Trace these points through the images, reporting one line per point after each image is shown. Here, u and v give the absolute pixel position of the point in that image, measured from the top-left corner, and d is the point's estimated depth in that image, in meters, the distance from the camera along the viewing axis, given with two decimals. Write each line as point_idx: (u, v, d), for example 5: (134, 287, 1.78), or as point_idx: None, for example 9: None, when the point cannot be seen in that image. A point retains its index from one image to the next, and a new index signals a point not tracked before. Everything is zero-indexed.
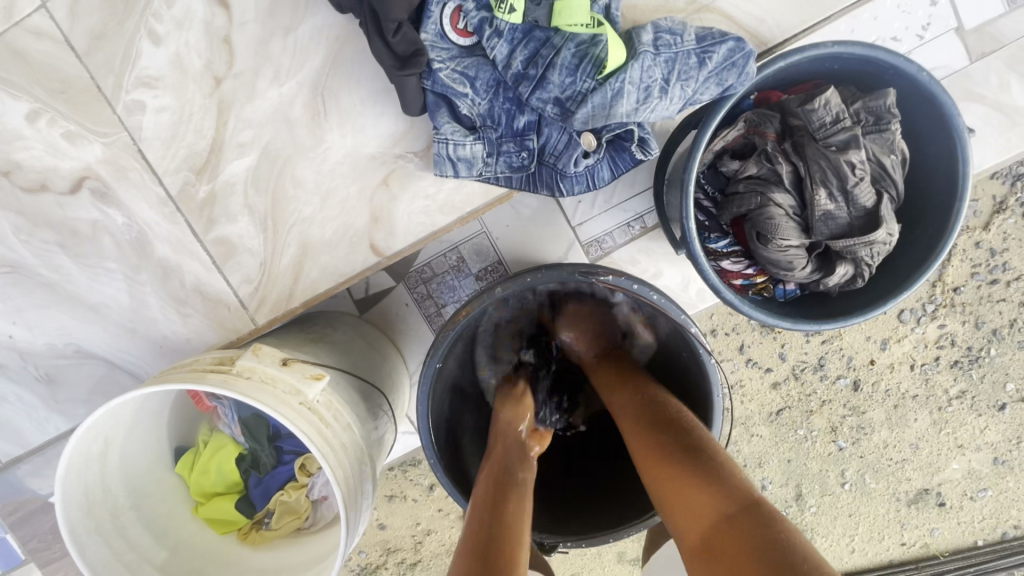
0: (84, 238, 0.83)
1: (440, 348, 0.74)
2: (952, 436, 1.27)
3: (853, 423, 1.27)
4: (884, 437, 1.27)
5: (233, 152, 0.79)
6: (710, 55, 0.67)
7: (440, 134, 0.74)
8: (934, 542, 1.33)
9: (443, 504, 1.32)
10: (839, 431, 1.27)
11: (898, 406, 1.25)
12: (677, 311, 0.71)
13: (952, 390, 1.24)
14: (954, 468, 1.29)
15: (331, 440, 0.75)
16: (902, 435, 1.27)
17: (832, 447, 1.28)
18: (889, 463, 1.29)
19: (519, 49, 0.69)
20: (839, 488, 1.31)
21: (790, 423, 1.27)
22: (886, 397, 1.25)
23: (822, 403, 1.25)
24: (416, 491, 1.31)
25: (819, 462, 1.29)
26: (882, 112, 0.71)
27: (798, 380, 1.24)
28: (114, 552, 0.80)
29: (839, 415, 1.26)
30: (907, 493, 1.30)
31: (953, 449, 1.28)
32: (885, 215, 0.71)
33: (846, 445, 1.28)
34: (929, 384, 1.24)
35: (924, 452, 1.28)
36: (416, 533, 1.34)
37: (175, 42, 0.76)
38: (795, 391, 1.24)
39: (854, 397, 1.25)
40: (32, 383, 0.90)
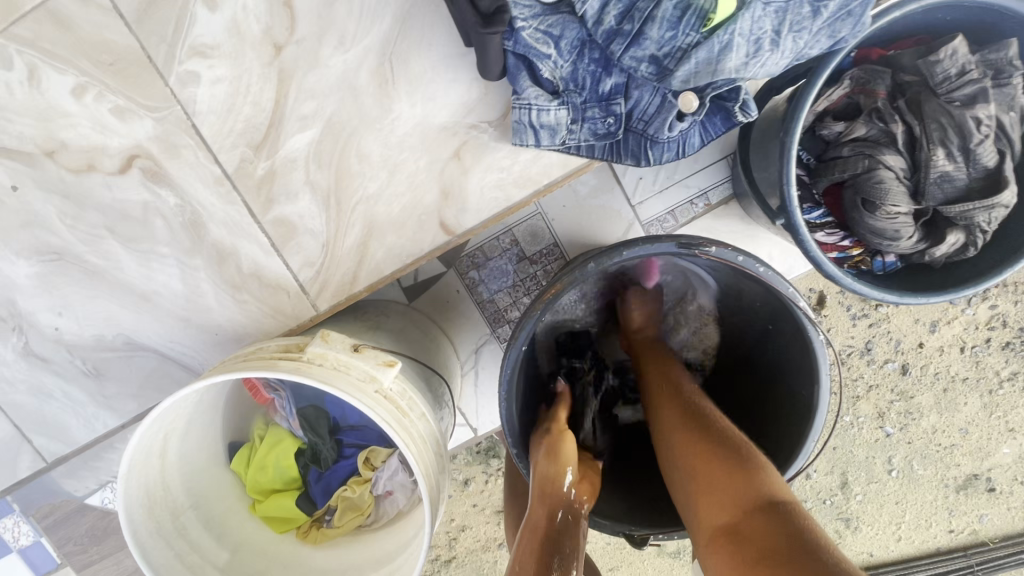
0: (132, 221, 0.78)
1: (526, 329, 0.69)
2: (1002, 419, 1.24)
3: (901, 409, 1.23)
4: (933, 422, 1.24)
5: (293, 125, 0.74)
6: (826, 3, 0.61)
7: (520, 99, 0.69)
8: (981, 527, 1.30)
9: (477, 500, 1.28)
10: (886, 417, 1.23)
11: (948, 390, 1.22)
12: (784, 284, 0.66)
13: (1005, 373, 1.21)
14: (1004, 452, 1.26)
15: (410, 430, 0.71)
16: (951, 420, 1.23)
17: (879, 434, 1.24)
18: (936, 449, 1.26)
19: (612, 3, 0.64)
20: (885, 475, 1.27)
21: (835, 411, 1.24)
22: (935, 381, 1.22)
23: (869, 389, 1.22)
24: (448, 487, 1.26)
25: (865, 449, 1.26)
26: (1004, 65, 0.66)
27: (844, 365, 1.20)
28: (177, 554, 0.75)
29: (887, 401, 1.22)
30: (954, 479, 1.27)
31: (1004, 433, 1.24)
32: (1007, 176, 0.66)
33: (893, 431, 1.24)
34: (980, 365, 1.20)
35: (974, 437, 1.24)
36: (451, 530, 1.30)
37: (233, 6, 0.71)
38: (842, 377, 1.21)
39: (901, 382, 1.22)
40: (79, 377, 0.85)
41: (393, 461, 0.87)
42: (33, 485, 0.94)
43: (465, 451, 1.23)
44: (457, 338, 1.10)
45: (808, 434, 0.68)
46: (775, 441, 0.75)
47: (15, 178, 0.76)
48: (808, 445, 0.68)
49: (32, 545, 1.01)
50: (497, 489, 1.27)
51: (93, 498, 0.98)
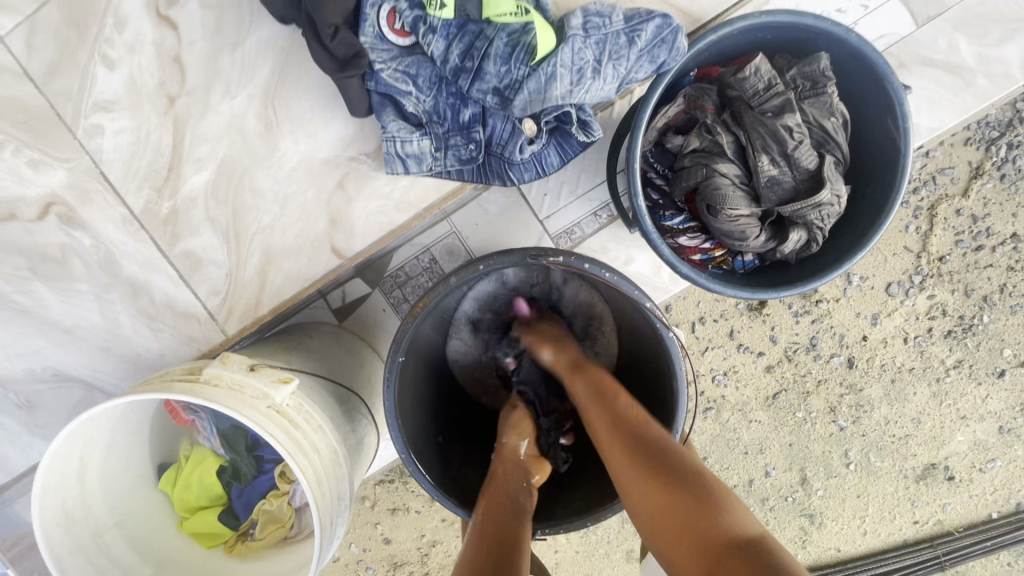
0: (53, 262, 0.85)
1: (403, 340, 0.74)
2: (953, 407, 1.23)
3: (851, 401, 1.23)
4: (885, 413, 1.23)
5: (190, 166, 0.82)
6: (639, 34, 0.68)
7: (387, 133, 0.75)
8: (947, 517, 1.28)
9: (447, 514, 1.31)
10: (838, 411, 1.23)
11: (895, 381, 1.22)
12: (631, 287, 0.71)
13: (949, 361, 1.21)
14: (959, 440, 1.24)
15: (301, 442, 0.75)
16: (902, 410, 1.23)
17: (832, 428, 1.24)
18: (892, 440, 1.25)
19: (454, 43, 0.71)
20: (844, 468, 1.26)
21: (788, 406, 1.23)
22: (882, 372, 1.22)
23: (818, 383, 1.22)
24: (418, 503, 1.30)
25: (821, 444, 1.25)
26: (818, 76, 0.72)
27: (791, 361, 1.20)
28: (98, 568, 0.81)
29: (837, 395, 1.22)
30: (913, 470, 1.26)
31: (956, 420, 1.23)
32: (830, 176, 0.72)
33: (846, 424, 1.24)
34: (924, 356, 1.20)
35: (927, 426, 1.24)
36: (423, 545, 1.33)
37: (128, 65, 0.79)
38: (789, 373, 1.21)
39: (849, 375, 1.22)
40: (13, 410, 0.91)
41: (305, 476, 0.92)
42: None
43: None
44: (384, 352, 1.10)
45: (673, 425, 0.72)
46: None
47: None
48: (673, 437, 0.72)
49: None
50: None
51: None
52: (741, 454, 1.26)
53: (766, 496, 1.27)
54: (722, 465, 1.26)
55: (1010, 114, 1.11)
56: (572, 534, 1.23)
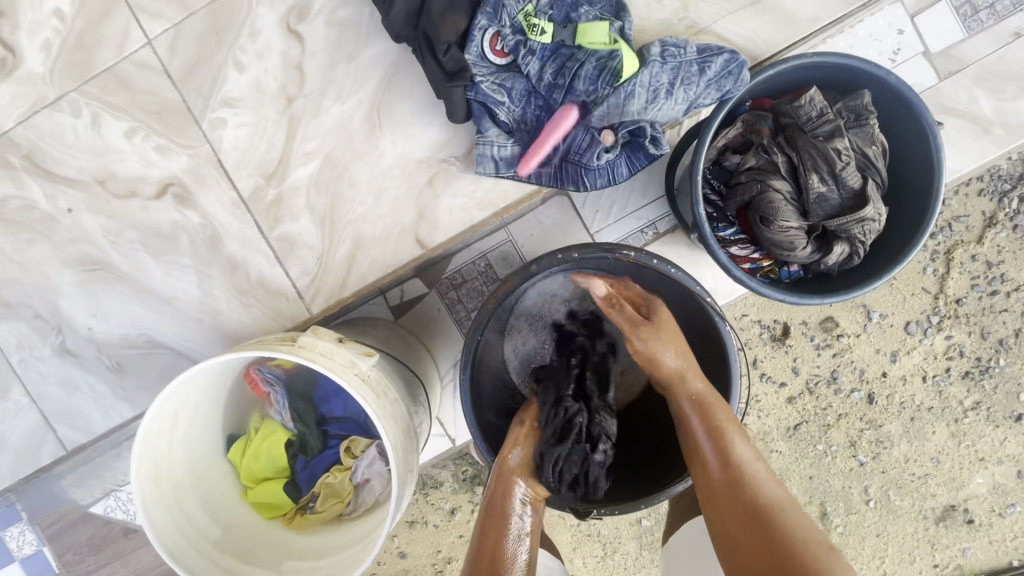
0: (163, 237, 0.94)
1: (483, 319, 0.81)
2: (972, 448, 1.28)
3: (872, 437, 1.28)
4: (904, 451, 1.28)
5: (299, 159, 0.92)
6: (710, 64, 0.81)
7: (484, 137, 0.86)
8: (966, 562, 1.30)
9: (465, 530, 1.33)
10: (858, 446, 1.28)
11: (914, 419, 1.27)
12: (693, 283, 0.79)
13: (967, 402, 1.26)
14: (978, 482, 1.28)
15: (382, 406, 0.82)
16: (922, 449, 1.28)
17: (853, 463, 1.29)
18: (912, 478, 1.29)
19: (548, 63, 0.83)
20: (864, 505, 1.30)
21: (809, 438, 1.29)
22: (902, 410, 1.27)
23: (839, 417, 1.27)
24: (436, 518, 1.32)
25: (841, 479, 1.29)
26: (861, 110, 0.83)
27: (813, 394, 1.27)
28: (177, 523, 0.85)
29: (857, 429, 1.28)
30: (933, 510, 1.29)
31: (974, 462, 1.28)
32: (872, 195, 0.81)
33: (866, 460, 1.28)
34: (942, 396, 1.26)
35: (946, 466, 1.28)
36: (438, 561, 1.34)
37: (256, 69, 0.91)
38: (811, 405, 1.27)
39: (870, 411, 1.27)
40: (103, 371, 0.98)
41: (370, 452, 0.98)
42: (41, 489, 1.03)
43: (451, 479, 1.30)
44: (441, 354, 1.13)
45: None
46: None
47: (74, 204, 0.94)
48: None
49: (34, 554, 1.05)
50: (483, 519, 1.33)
51: (95, 507, 1.04)
52: None
53: None
54: None
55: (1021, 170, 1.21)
56: (589, 557, 1.23)
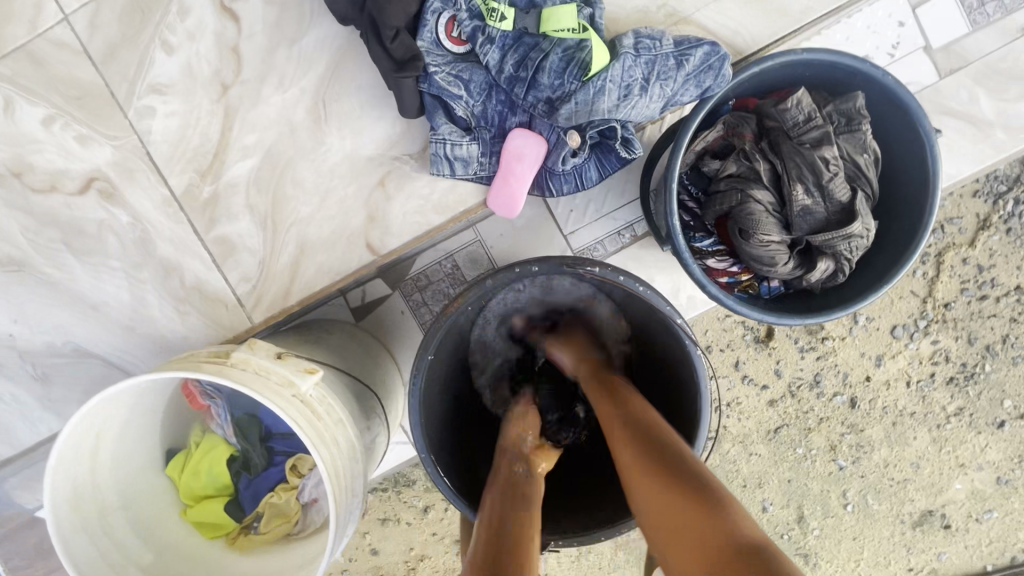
0: (88, 236, 0.86)
1: (432, 340, 0.72)
2: (953, 455, 1.22)
3: (851, 441, 1.22)
4: (884, 456, 1.22)
5: (236, 153, 0.83)
6: (688, 58, 0.72)
7: (437, 134, 0.78)
8: (941, 566, 1.26)
9: (437, 528, 1.26)
10: (838, 450, 1.22)
11: (896, 424, 1.21)
12: (663, 302, 0.72)
13: (950, 408, 1.20)
14: (958, 488, 1.23)
15: (323, 432, 0.73)
16: (902, 454, 1.22)
17: (832, 467, 1.23)
18: (892, 483, 1.23)
19: (509, 54, 0.74)
20: (841, 510, 1.24)
21: (789, 441, 1.22)
22: (884, 414, 1.21)
23: (820, 421, 1.21)
24: (409, 514, 1.24)
25: (820, 482, 1.24)
26: (853, 113, 0.76)
27: (795, 397, 1.20)
28: (100, 551, 0.79)
29: (838, 434, 1.22)
30: (911, 516, 1.24)
31: (955, 468, 1.22)
32: (861, 209, 0.74)
33: (846, 464, 1.23)
34: (926, 401, 1.20)
35: (927, 472, 1.22)
36: (409, 559, 1.27)
37: (187, 51, 0.81)
38: (792, 409, 1.20)
39: (851, 415, 1.21)
40: (28, 381, 0.90)
41: (315, 472, 0.91)
42: None
43: (424, 475, 1.22)
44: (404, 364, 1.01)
45: (694, 443, 0.72)
46: None
47: None
48: (695, 453, 0.72)
49: None
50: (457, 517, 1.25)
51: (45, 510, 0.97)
52: (739, 487, 1.24)
53: None
54: None
55: (1018, 170, 1.13)
56: (563, 557, 1.20)
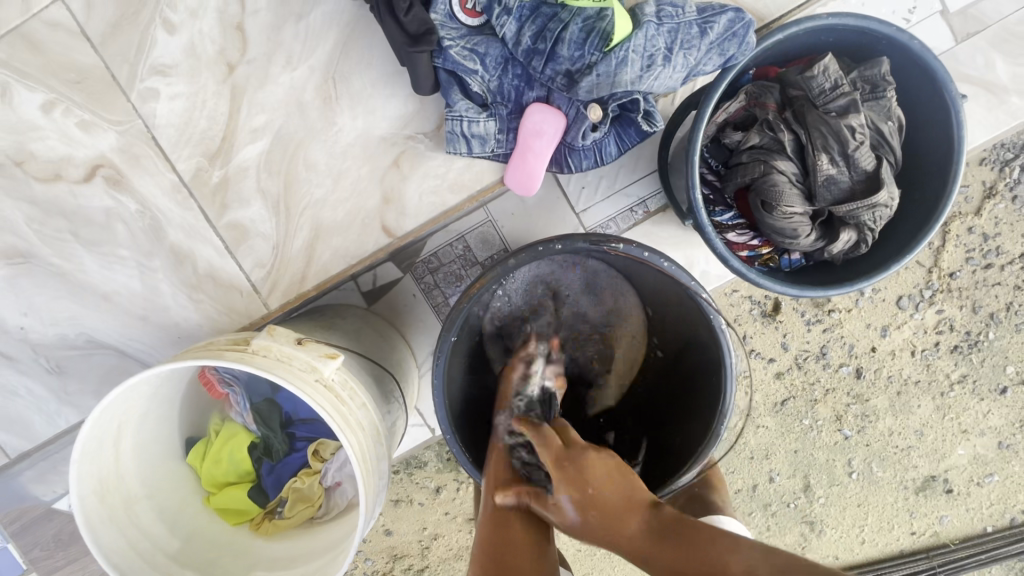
0: (95, 225, 0.84)
1: (457, 320, 0.71)
2: (955, 421, 1.23)
3: (858, 411, 1.23)
4: (889, 424, 1.23)
5: (245, 136, 0.81)
6: (711, 25, 0.70)
7: (453, 112, 0.76)
8: (942, 530, 1.28)
9: (451, 508, 1.27)
10: (844, 420, 1.23)
11: (901, 393, 1.22)
12: (686, 277, 0.71)
13: (954, 375, 1.21)
14: (959, 453, 1.25)
15: (349, 418, 0.72)
16: (906, 422, 1.23)
17: (838, 436, 1.24)
18: (895, 451, 1.25)
19: (526, 25, 0.72)
20: (846, 477, 1.26)
21: (796, 413, 1.23)
22: (889, 384, 1.22)
23: (826, 392, 1.22)
24: (422, 495, 1.25)
25: (826, 452, 1.25)
26: (878, 80, 0.75)
27: (802, 369, 1.20)
28: (128, 539, 0.78)
29: (844, 404, 1.22)
30: (913, 481, 1.26)
31: (957, 434, 1.24)
32: (886, 178, 0.74)
33: (851, 433, 1.24)
34: (930, 369, 1.21)
35: (929, 438, 1.24)
36: (424, 538, 1.28)
37: (189, 30, 0.78)
38: (799, 380, 1.21)
39: (857, 385, 1.22)
40: (42, 374, 0.89)
41: (338, 455, 0.91)
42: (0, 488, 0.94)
43: (435, 458, 1.23)
44: (420, 351, 0.96)
45: (718, 417, 0.72)
46: (688, 431, 0.78)
47: None
48: (719, 428, 0.72)
49: None
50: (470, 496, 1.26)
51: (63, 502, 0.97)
52: (747, 459, 1.25)
53: (769, 501, 1.27)
54: (729, 469, 1.26)
55: None
56: (575, 532, 1.21)
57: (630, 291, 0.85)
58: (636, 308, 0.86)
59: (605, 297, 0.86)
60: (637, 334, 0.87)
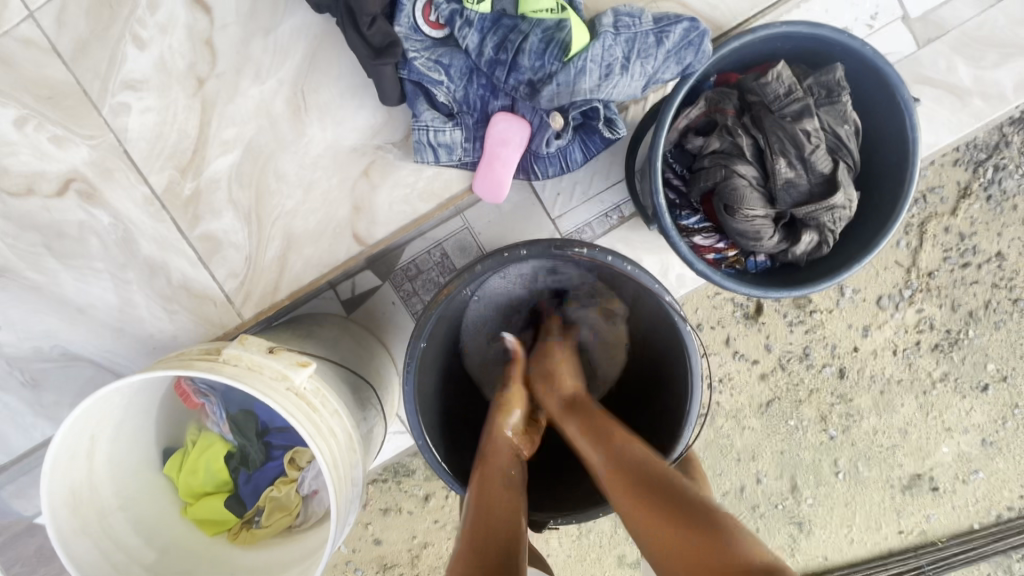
0: (70, 239, 0.84)
1: (425, 327, 0.71)
2: (939, 419, 1.24)
3: (842, 411, 1.24)
4: (873, 423, 1.25)
5: (216, 149, 0.82)
6: (668, 34, 0.72)
7: (419, 121, 0.78)
8: (931, 528, 1.29)
9: (440, 515, 1.26)
10: (828, 420, 1.24)
11: (884, 392, 1.23)
12: (651, 281, 0.71)
13: (935, 373, 1.22)
14: (944, 451, 1.26)
15: (320, 425, 0.72)
16: (890, 421, 1.24)
17: (822, 437, 1.25)
18: (880, 450, 1.26)
19: (488, 37, 0.74)
20: (833, 477, 1.27)
21: (780, 414, 1.24)
22: (872, 383, 1.23)
23: (810, 392, 1.23)
24: (411, 503, 1.25)
25: (811, 452, 1.26)
26: (833, 85, 0.76)
27: (785, 370, 1.21)
28: (102, 551, 0.78)
29: (828, 404, 1.23)
30: (900, 480, 1.27)
31: (941, 432, 1.25)
32: (843, 180, 0.75)
33: (836, 434, 1.25)
34: (912, 368, 1.22)
35: (914, 437, 1.25)
36: (413, 547, 1.28)
37: (159, 45, 0.80)
38: (782, 382, 1.22)
39: (840, 385, 1.23)
40: (19, 388, 0.89)
41: (315, 464, 0.92)
42: None
43: (423, 465, 1.23)
44: (398, 358, 0.97)
45: (685, 418, 0.72)
46: (661, 433, 0.78)
47: None
48: (686, 428, 0.72)
49: None
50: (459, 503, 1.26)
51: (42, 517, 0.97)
52: (733, 461, 1.26)
53: (757, 503, 1.27)
54: (715, 472, 1.26)
55: (997, 138, 1.14)
56: (564, 536, 1.21)
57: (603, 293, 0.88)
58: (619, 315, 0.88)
59: (581, 300, 0.89)
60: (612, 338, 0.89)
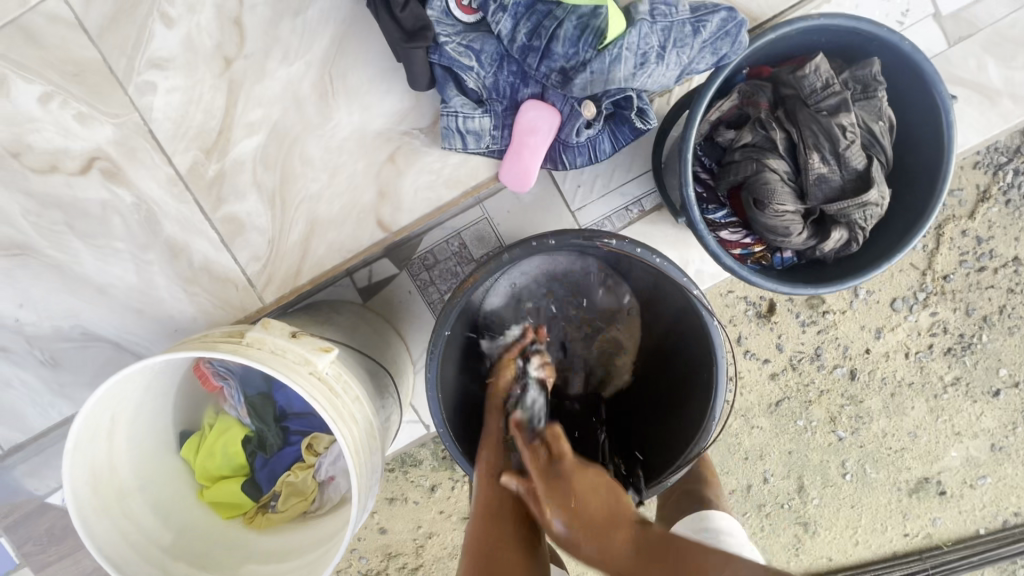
0: (91, 218, 0.84)
1: (450, 315, 0.70)
2: (948, 423, 1.24)
3: (851, 413, 1.24)
4: (883, 426, 1.24)
5: (241, 131, 0.82)
6: (704, 24, 0.71)
7: (449, 107, 0.76)
8: (936, 531, 1.29)
9: (445, 506, 1.27)
10: (838, 422, 1.24)
11: (894, 394, 1.23)
12: (680, 274, 0.71)
13: (947, 377, 1.22)
14: (952, 456, 1.25)
15: (341, 409, 0.72)
16: (900, 423, 1.24)
17: (831, 438, 1.24)
18: (888, 452, 1.26)
19: (522, 22, 0.73)
20: (840, 479, 1.26)
21: (790, 414, 1.23)
22: (882, 386, 1.22)
23: (821, 393, 1.22)
24: (416, 494, 1.25)
25: (820, 453, 1.25)
26: (868, 80, 0.76)
27: (796, 370, 1.21)
28: (121, 531, 0.78)
29: (838, 405, 1.23)
30: (907, 483, 1.27)
31: (950, 436, 1.24)
32: (877, 176, 0.74)
33: (845, 435, 1.24)
34: (923, 371, 1.21)
35: (922, 440, 1.25)
36: (418, 537, 1.28)
37: (187, 24, 0.79)
38: (793, 382, 1.21)
39: (851, 387, 1.22)
40: (37, 366, 0.89)
41: (333, 449, 0.91)
42: None
43: (430, 457, 1.23)
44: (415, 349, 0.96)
45: (709, 413, 0.72)
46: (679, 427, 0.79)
47: None
48: (710, 424, 0.72)
49: None
50: (464, 495, 1.26)
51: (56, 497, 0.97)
52: (741, 460, 1.25)
53: (763, 502, 1.27)
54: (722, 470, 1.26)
55: (1019, 141, 1.13)
56: None
57: (620, 285, 0.87)
58: (637, 308, 0.87)
59: (598, 292, 0.88)
60: (631, 331, 0.89)
